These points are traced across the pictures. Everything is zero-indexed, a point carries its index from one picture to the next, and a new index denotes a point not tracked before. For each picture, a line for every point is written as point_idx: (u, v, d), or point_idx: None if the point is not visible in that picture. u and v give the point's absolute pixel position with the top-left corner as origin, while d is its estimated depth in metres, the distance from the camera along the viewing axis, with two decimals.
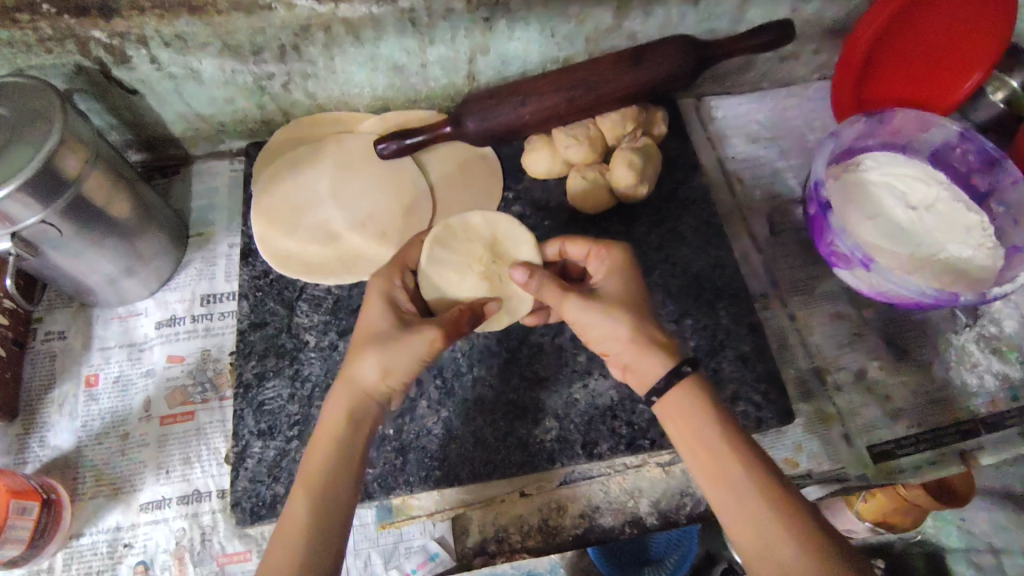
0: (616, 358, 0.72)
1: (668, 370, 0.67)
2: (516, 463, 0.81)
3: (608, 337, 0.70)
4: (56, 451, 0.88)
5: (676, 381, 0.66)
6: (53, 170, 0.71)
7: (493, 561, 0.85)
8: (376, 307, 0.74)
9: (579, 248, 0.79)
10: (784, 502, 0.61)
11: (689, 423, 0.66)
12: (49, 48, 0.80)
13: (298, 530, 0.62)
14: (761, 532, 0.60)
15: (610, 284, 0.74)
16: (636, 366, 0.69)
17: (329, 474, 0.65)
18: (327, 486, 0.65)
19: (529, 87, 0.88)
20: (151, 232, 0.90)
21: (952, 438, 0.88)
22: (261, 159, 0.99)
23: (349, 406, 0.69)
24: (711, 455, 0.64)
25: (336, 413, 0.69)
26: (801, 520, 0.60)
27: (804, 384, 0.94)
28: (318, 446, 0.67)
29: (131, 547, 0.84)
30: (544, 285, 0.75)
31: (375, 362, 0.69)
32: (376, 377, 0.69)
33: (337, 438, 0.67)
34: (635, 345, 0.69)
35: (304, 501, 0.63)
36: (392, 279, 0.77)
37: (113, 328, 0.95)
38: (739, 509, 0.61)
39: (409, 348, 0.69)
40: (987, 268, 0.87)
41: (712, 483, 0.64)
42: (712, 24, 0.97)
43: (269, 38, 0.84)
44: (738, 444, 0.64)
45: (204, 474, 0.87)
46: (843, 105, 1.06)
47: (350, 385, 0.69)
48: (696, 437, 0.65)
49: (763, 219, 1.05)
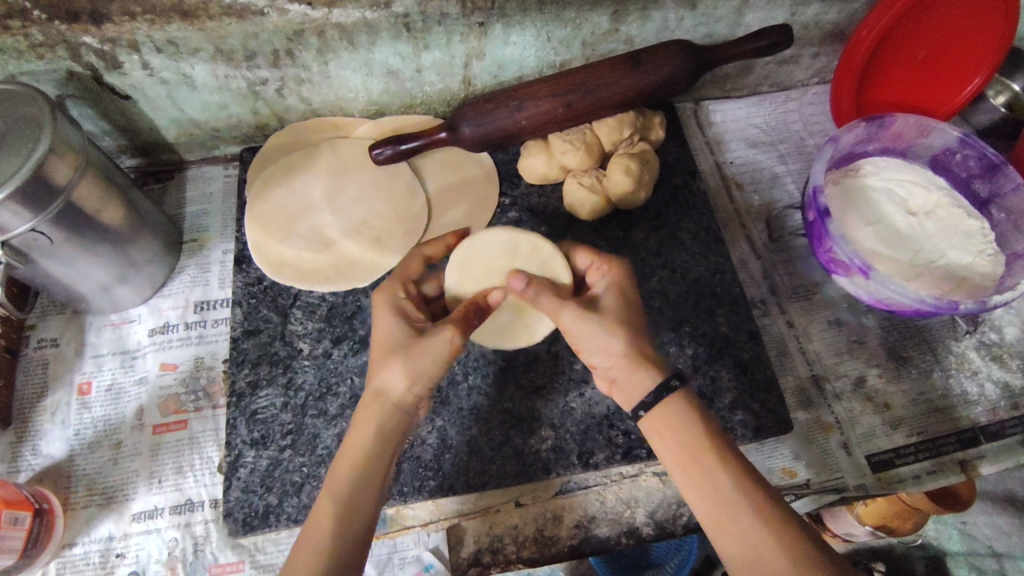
0: (603, 371, 0.72)
1: (657, 382, 0.67)
2: (511, 473, 0.81)
3: (601, 351, 0.70)
4: (49, 460, 0.87)
5: (666, 395, 0.66)
6: (43, 177, 0.70)
7: (488, 572, 0.84)
8: (386, 318, 0.73)
9: (586, 258, 0.81)
10: (771, 513, 0.60)
11: (676, 436, 0.65)
12: (41, 55, 0.79)
13: (321, 544, 0.62)
14: (748, 543, 0.59)
15: (606, 299, 0.73)
16: (625, 382, 0.69)
17: (357, 487, 0.66)
18: (352, 499, 0.65)
19: (525, 91, 0.87)
20: (144, 239, 0.90)
21: (952, 448, 0.89)
22: (254, 166, 0.98)
23: (379, 419, 0.70)
24: (698, 468, 0.63)
25: (362, 427, 0.69)
26: (789, 531, 0.59)
27: (803, 392, 0.93)
28: (342, 461, 0.68)
29: (123, 556, 0.84)
30: (541, 295, 0.75)
31: (402, 371, 0.69)
32: (403, 385, 0.70)
33: (364, 452, 0.68)
34: (628, 360, 0.68)
35: (326, 513, 0.64)
36: (396, 291, 0.77)
37: (106, 335, 0.94)
38: (728, 521, 0.61)
39: (431, 354, 0.69)
40: (987, 275, 0.86)
41: (699, 496, 0.63)
42: (711, 28, 0.96)
43: (262, 42, 0.83)
44: (725, 455, 0.64)
45: (197, 483, 0.86)
46: (844, 113, 1.03)
47: (379, 398, 0.70)
48: (682, 447, 0.65)
49: (762, 225, 1.04)
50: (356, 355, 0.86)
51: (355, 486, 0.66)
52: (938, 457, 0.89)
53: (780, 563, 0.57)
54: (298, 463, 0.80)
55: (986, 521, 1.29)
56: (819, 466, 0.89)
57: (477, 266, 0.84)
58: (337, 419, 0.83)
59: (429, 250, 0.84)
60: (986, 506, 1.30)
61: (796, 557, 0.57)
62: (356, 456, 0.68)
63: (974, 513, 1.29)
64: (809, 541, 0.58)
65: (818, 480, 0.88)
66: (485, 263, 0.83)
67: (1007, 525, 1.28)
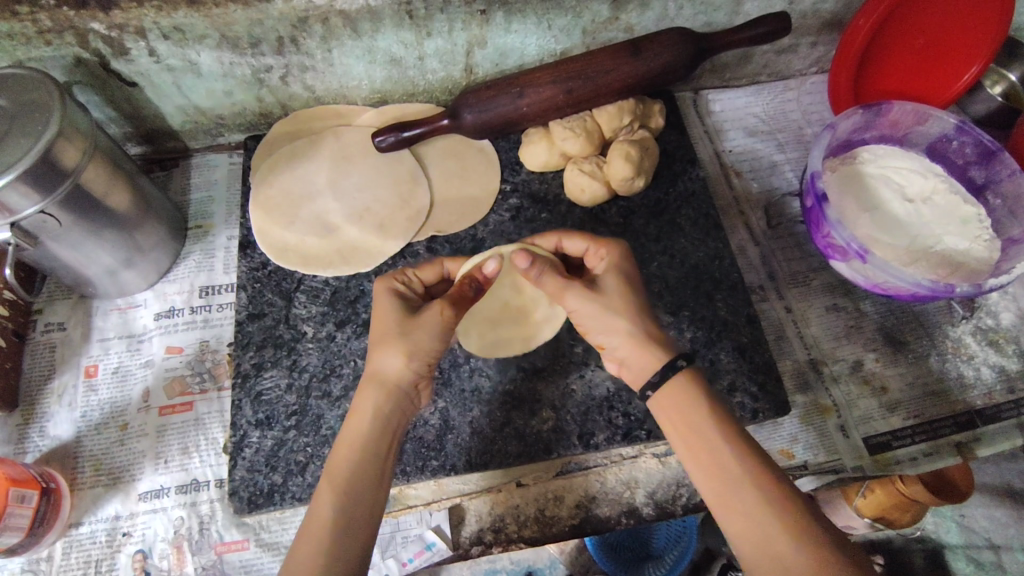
0: (611, 352, 0.74)
1: (662, 364, 0.68)
2: (512, 454, 0.82)
3: (607, 330, 0.72)
4: (56, 441, 0.89)
5: (672, 373, 0.67)
6: (52, 160, 0.71)
7: (490, 550, 0.85)
8: (386, 302, 0.75)
9: (577, 244, 0.81)
10: (778, 493, 0.61)
11: (683, 417, 0.66)
12: (48, 41, 0.80)
13: (325, 529, 0.61)
14: (753, 523, 0.60)
15: (610, 278, 0.75)
16: (633, 362, 0.71)
17: (356, 473, 0.66)
18: (351, 483, 0.65)
19: (525, 78, 0.89)
20: (150, 224, 0.91)
21: (949, 430, 0.90)
22: (259, 153, 1.00)
23: (376, 401, 0.70)
24: (708, 451, 0.64)
25: (361, 408, 0.70)
26: (799, 516, 0.59)
27: (801, 375, 0.94)
28: (341, 446, 0.68)
29: (129, 535, 0.85)
30: (544, 274, 0.76)
31: (398, 352, 0.71)
32: (399, 365, 0.71)
33: (363, 433, 0.69)
34: (635, 342, 0.70)
35: (327, 498, 0.63)
36: (395, 281, 0.78)
37: (112, 320, 0.95)
38: (735, 502, 0.61)
39: (428, 333, 0.72)
40: (983, 260, 0.87)
41: (706, 477, 0.64)
42: (710, 17, 0.97)
43: (267, 29, 0.84)
44: (736, 439, 0.64)
45: (203, 464, 0.88)
46: (841, 101, 1.05)
47: (377, 380, 0.71)
48: (689, 427, 0.66)
49: (761, 213, 1.05)
50: (360, 339, 0.87)
51: (356, 470, 0.66)
52: (935, 439, 0.90)
53: (786, 543, 0.58)
54: (303, 443, 0.82)
55: (985, 514, 1.29)
56: (817, 447, 0.90)
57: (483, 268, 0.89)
58: (341, 401, 0.84)
59: (451, 264, 0.84)
60: (985, 499, 1.30)
61: (808, 544, 0.57)
62: (356, 436, 0.68)
63: (972, 506, 1.30)
64: (821, 530, 0.58)
65: (816, 461, 0.89)
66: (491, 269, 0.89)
67: (1005, 517, 1.28)
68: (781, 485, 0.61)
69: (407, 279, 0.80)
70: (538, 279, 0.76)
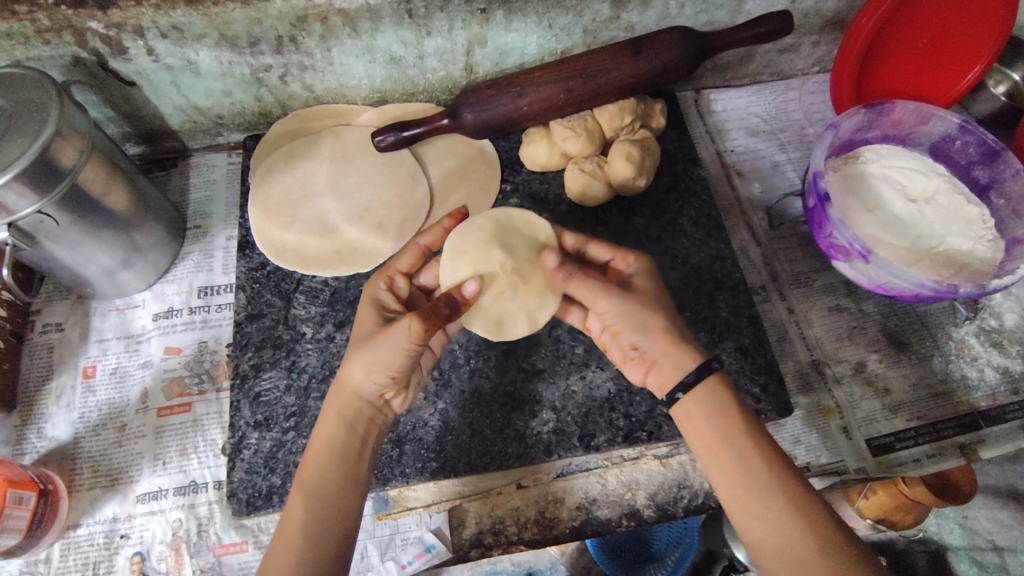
0: (643, 353, 0.72)
1: (696, 364, 0.67)
2: (511, 455, 0.81)
3: (642, 326, 0.71)
4: (54, 442, 0.88)
5: (707, 374, 0.67)
6: (49, 160, 0.70)
7: (489, 553, 0.85)
8: (365, 309, 0.76)
9: (602, 251, 0.80)
10: (801, 500, 0.60)
11: (711, 419, 0.66)
12: (46, 40, 0.80)
13: (295, 537, 0.62)
14: (775, 529, 0.59)
15: (643, 283, 0.75)
16: (667, 362, 0.69)
17: (327, 481, 0.67)
18: (322, 491, 0.66)
19: (525, 77, 0.88)
20: (149, 224, 0.91)
21: (953, 432, 0.89)
22: (258, 152, 0.99)
23: (337, 408, 0.70)
24: (732, 454, 0.64)
25: (326, 415, 0.71)
26: (821, 525, 0.58)
27: (803, 376, 0.93)
28: (312, 451, 0.69)
29: (127, 537, 0.84)
30: (573, 277, 0.76)
31: (358, 363, 0.69)
32: (361, 376, 0.70)
33: (329, 442, 0.69)
34: (668, 337, 0.69)
35: (296, 506, 0.64)
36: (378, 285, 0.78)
37: (111, 320, 0.95)
38: (757, 507, 0.61)
39: (392, 345, 0.68)
40: (987, 260, 0.86)
41: (729, 480, 0.63)
42: (711, 15, 0.97)
43: (266, 29, 0.84)
44: (761, 443, 0.64)
45: (201, 465, 0.87)
46: (842, 100, 1.05)
47: (343, 388, 0.71)
48: (716, 430, 0.65)
49: (763, 213, 1.04)
50: None
51: (325, 478, 0.66)
52: (938, 440, 0.89)
53: (808, 550, 0.57)
54: (301, 444, 0.81)
55: (988, 515, 1.28)
56: (820, 449, 0.89)
57: (467, 246, 0.84)
58: None
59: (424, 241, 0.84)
60: (987, 500, 1.29)
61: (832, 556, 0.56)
62: (324, 446, 0.69)
63: (975, 507, 1.29)
64: (842, 538, 0.58)
65: (818, 463, 0.89)
66: (474, 242, 0.84)
67: (1009, 519, 1.27)
68: (804, 493, 0.61)
69: (395, 284, 0.80)
70: (567, 281, 0.77)
